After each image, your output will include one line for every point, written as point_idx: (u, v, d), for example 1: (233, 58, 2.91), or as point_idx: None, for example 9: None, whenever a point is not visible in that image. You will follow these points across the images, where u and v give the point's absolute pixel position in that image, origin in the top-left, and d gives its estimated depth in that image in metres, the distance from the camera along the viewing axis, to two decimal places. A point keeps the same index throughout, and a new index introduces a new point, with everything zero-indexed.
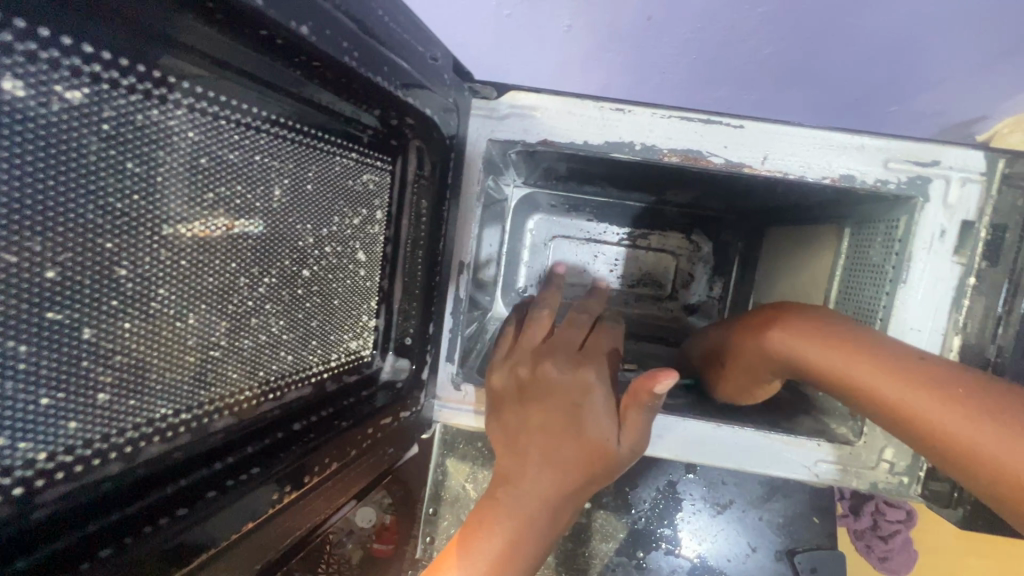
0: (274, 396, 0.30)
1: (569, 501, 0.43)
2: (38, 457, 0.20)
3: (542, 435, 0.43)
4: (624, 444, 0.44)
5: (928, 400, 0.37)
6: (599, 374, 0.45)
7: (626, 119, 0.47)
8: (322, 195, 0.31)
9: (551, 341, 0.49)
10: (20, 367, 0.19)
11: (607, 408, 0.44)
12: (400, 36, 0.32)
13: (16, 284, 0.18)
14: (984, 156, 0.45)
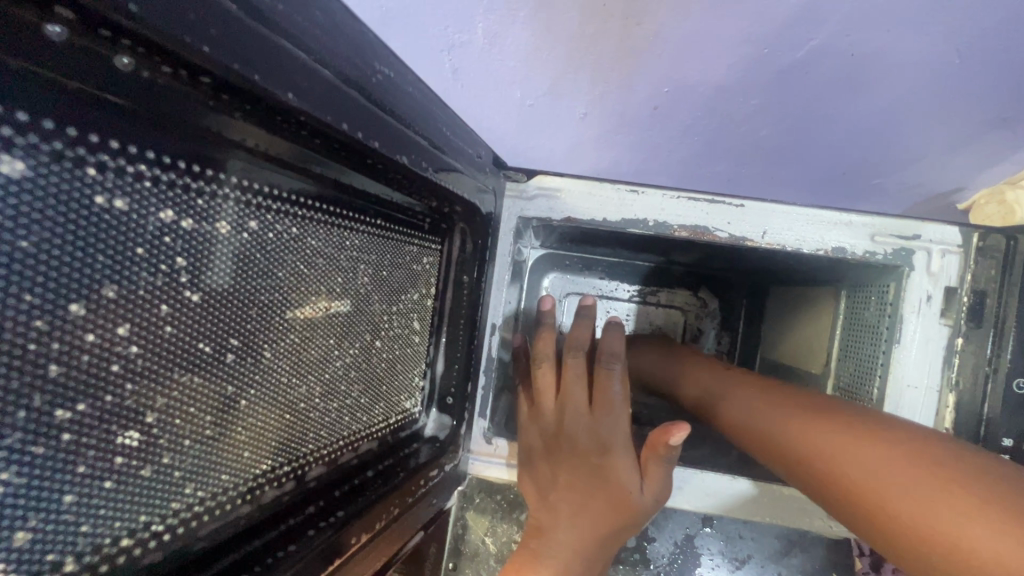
0: (352, 448, 0.35)
1: (602, 549, 0.46)
2: (200, 498, 0.24)
3: (574, 489, 0.46)
4: (647, 494, 0.47)
5: (900, 472, 0.34)
6: (616, 431, 0.47)
7: (640, 200, 0.53)
8: (393, 277, 0.37)
9: (561, 401, 0.49)
10: (199, 424, 0.24)
11: (628, 463, 0.46)
12: (454, 143, 0.39)
13: (204, 362, 0.23)
14: (960, 231, 0.51)
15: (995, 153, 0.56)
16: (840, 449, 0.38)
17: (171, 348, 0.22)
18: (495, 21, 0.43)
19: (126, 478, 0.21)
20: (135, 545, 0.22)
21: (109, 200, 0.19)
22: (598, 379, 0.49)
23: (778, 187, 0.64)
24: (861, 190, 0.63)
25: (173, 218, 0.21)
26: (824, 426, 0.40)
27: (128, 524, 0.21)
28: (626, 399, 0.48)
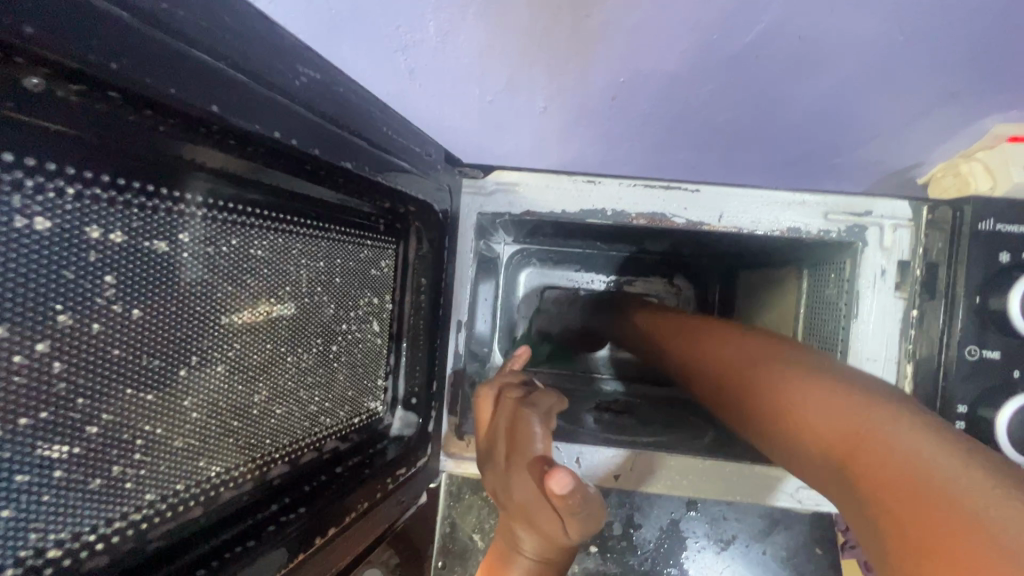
0: (315, 446, 0.34)
1: (554, 562, 0.45)
2: (150, 501, 0.24)
3: (514, 524, 0.45)
4: (576, 534, 0.42)
5: (857, 413, 0.30)
6: (525, 485, 0.42)
7: (597, 189, 0.53)
8: (345, 280, 0.37)
9: (488, 445, 0.46)
10: (143, 428, 0.24)
11: (546, 515, 0.42)
12: (399, 142, 0.38)
13: (143, 367, 0.23)
14: (909, 205, 0.52)
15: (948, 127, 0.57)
16: (800, 399, 0.34)
17: (111, 368, 0.22)
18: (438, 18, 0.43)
19: (69, 489, 0.21)
20: (68, 555, 0.21)
21: (31, 222, 0.18)
22: (515, 430, 0.43)
23: (740, 170, 0.63)
24: (820, 170, 0.64)
25: (103, 234, 0.21)
26: (793, 377, 0.36)
27: (67, 531, 0.21)
28: (546, 453, 0.42)
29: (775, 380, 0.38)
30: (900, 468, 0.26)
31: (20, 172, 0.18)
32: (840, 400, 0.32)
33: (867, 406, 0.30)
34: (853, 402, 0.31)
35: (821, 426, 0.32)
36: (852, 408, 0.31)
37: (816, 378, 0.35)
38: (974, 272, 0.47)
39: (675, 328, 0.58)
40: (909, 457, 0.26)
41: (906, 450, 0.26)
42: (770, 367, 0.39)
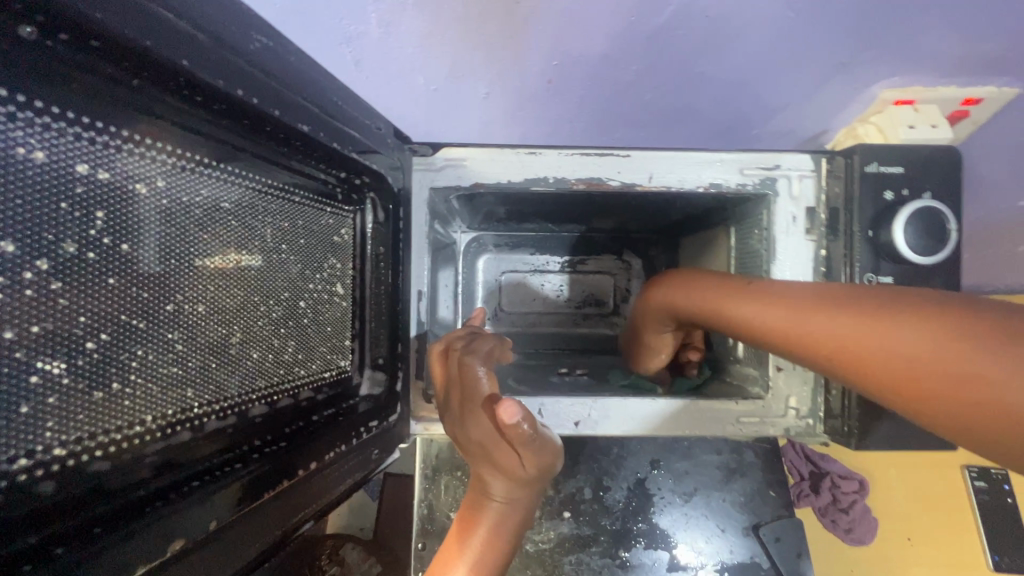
0: (291, 393, 0.37)
1: (522, 499, 0.53)
2: (145, 419, 0.26)
3: (482, 473, 0.52)
4: (530, 466, 0.50)
5: (938, 349, 0.36)
6: (481, 426, 0.48)
7: (539, 159, 0.58)
8: (307, 240, 0.40)
9: (444, 397, 0.51)
10: (133, 352, 0.26)
11: (503, 450, 0.49)
12: (350, 113, 0.42)
13: (130, 296, 0.26)
14: (810, 157, 0.58)
15: (818, 82, 0.69)
16: (878, 345, 0.40)
17: (101, 291, 0.24)
18: (382, 10, 0.56)
19: (70, 395, 0.23)
20: (71, 456, 0.23)
21: (28, 152, 0.21)
22: (465, 378, 0.49)
23: (652, 134, 0.79)
24: (721, 129, 0.78)
25: (89, 169, 0.24)
26: (873, 328, 0.41)
27: (75, 432, 0.23)
28: (493, 393, 0.49)
29: (848, 332, 0.42)
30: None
31: (13, 107, 0.20)
32: (927, 342, 0.37)
33: (955, 338, 0.35)
34: (931, 344, 0.36)
35: (908, 368, 0.38)
36: (937, 348, 0.36)
37: (905, 322, 0.39)
38: (867, 209, 0.54)
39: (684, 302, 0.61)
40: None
41: (1014, 385, 0.32)
42: (829, 320, 0.44)
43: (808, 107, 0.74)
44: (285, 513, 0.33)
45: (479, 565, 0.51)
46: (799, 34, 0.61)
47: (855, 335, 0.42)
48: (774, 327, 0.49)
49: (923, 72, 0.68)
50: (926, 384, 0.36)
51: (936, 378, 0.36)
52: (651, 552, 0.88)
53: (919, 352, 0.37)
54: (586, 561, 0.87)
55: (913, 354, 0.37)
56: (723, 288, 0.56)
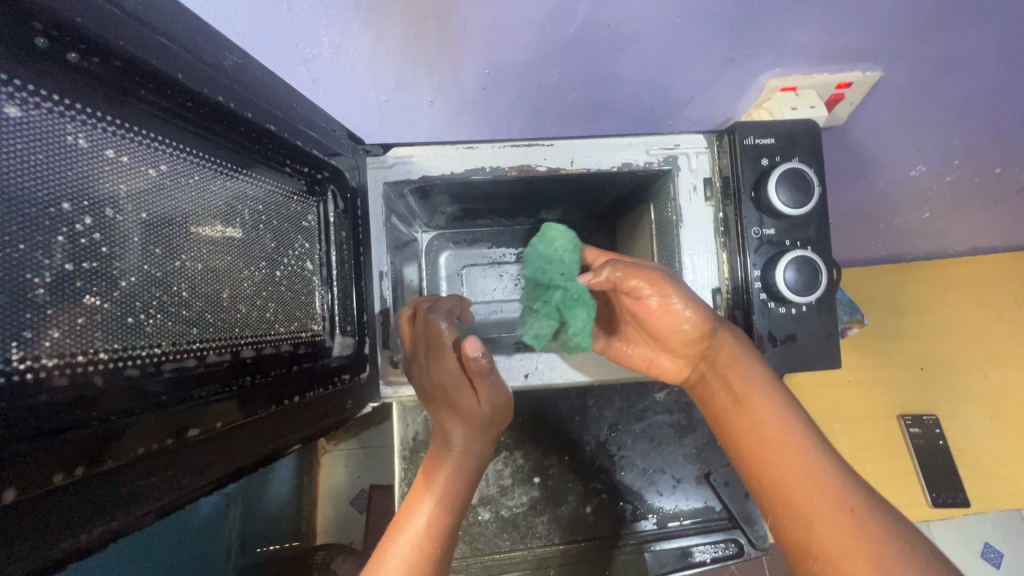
0: (273, 343, 0.46)
1: (480, 438, 0.64)
2: (158, 344, 0.36)
3: (444, 415, 0.63)
4: (485, 404, 0.62)
5: (819, 506, 0.56)
6: (444, 370, 0.61)
7: (476, 153, 0.68)
8: (281, 222, 0.49)
9: (414, 350, 0.63)
10: (147, 293, 0.36)
11: (462, 391, 0.62)
12: (307, 117, 0.51)
13: (141, 251, 0.35)
14: (703, 137, 0.70)
15: (710, 74, 0.82)
16: (768, 435, 0.63)
17: (123, 244, 0.34)
18: (333, 34, 0.67)
19: (104, 317, 0.33)
20: (107, 359, 0.32)
21: (75, 139, 0.31)
22: (430, 332, 0.62)
23: (581, 125, 0.90)
24: (641, 116, 0.90)
25: (116, 155, 0.33)
26: (772, 431, 0.63)
27: (107, 343, 0.33)
28: (453, 342, 0.62)
29: (767, 428, 0.63)
30: (845, 556, 0.53)
31: (61, 106, 0.30)
32: (794, 451, 0.60)
33: (803, 466, 0.59)
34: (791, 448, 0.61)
35: (824, 536, 0.55)
36: (791, 451, 0.61)
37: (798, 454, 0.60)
38: (749, 174, 0.66)
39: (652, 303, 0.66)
40: (843, 539, 0.54)
41: (839, 546, 0.54)
42: (765, 410, 0.64)
43: (709, 96, 0.87)
44: (263, 431, 0.42)
45: (443, 501, 0.61)
46: (686, 35, 0.73)
47: (766, 432, 0.63)
48: (721, 393, 0.67)
49: (795, 60, 0.82)
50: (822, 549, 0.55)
51: (809, 523, 0.56)
52: (613, 505, 0.97)
53: (813, 497, 0.57)
54: (556, 518, 0.96)
55: (833, 535, 0.55)
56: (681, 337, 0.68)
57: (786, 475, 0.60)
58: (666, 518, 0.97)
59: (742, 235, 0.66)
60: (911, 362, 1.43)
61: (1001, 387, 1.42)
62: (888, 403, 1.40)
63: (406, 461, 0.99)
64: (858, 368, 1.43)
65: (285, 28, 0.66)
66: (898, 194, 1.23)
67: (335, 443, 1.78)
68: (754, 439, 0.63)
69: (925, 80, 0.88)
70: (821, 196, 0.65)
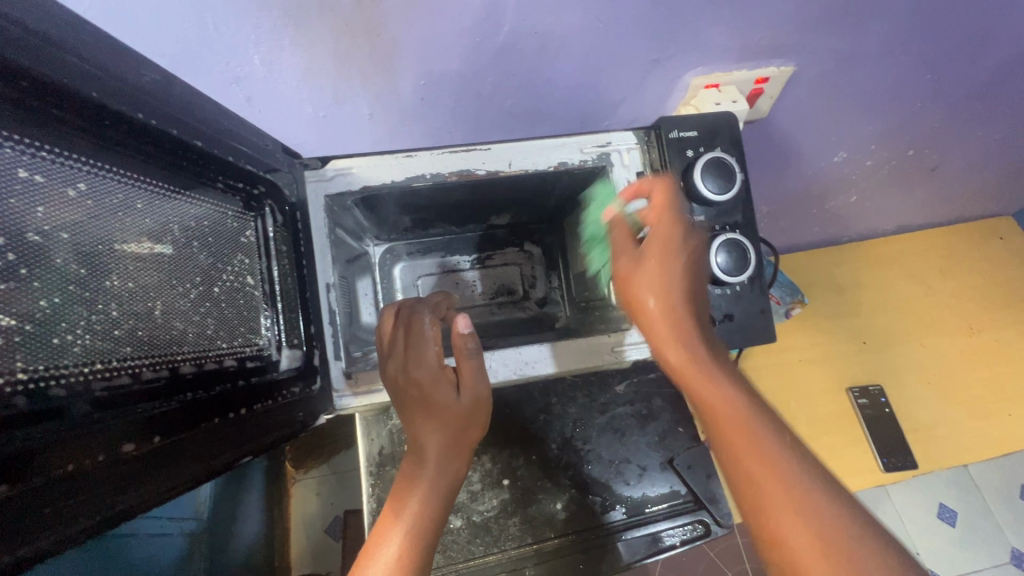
0: (214, 359, 0.46)
1: (456, 444, 0.65)
2: (89, 363, 0.36)
3: (419, 420, 0.64)
4: (463, 398, 0.65)
5: (795, 518, 0.53)
6: (422, 364, 0.64)
7: (416, 161, 0.69)
8: (217, 237, 0.49)
9: (393, 348, 0.66)
10: (75, 312, 0.36)
11: (440, 386, 0.64)
12: (237, 133, 0.52)
13: (66, 271, 0.35)
14: (632, 134, 0.73)
15: (636, 75, 0.87)
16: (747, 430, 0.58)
17: (46, 264, 0.34)
18: (263, 52, 0.68)
19: (32, 338, 0.33)
20: (36, 378, 0.32)
21: None
22: (414, 328, 0.66)
23: (520, 131, 0.93)
24: (577, 119, 0.94)
25: (29, 175, 0.33)
26: (744, 426, 0.59)
27: (35, 363, 0.33)
28: (433, 337, 0.66)
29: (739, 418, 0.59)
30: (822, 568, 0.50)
31: None
32: (770, 454, 0.57)
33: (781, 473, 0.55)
34: (764, 446, 0.57)
35: (794, 545, 0.52)
36: (768, 450, 0.57)
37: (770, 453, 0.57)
38: (677, 166, 0.70)
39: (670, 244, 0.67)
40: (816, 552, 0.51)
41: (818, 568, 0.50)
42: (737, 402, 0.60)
43: (639, 96, 0.92)
44: (200, 448, 0.43)
45: (414, 523, 0.62)
46: (610, 39, 0.78)
47: (734, 439, 0.58)
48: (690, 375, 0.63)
49: (714, 59, 0.88)
50: (802, 558, 0.51)
51: (786, 536, 0.53)
52: (585, 500, 0.98)
53: (786, 510, 0.53)
54: (528, 519, 0.96)
55: (807, 555, 0.51)
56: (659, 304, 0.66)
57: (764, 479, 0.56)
58: (637, 506, 0.99)
59: None
60: (853, 337, 1.52)
61: (937, 353, 1.52)
62: (837, 377, 1.48)
63: (373, 477, 0.99)
64: (806, 347, 1.50)
65: (213, 49, 0.66)
66: (825, 179, 1.31)
67: (306, 471, 1.74)
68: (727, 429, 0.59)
69: (834, 72, 0.95)
70: (742, 182, 0.70)
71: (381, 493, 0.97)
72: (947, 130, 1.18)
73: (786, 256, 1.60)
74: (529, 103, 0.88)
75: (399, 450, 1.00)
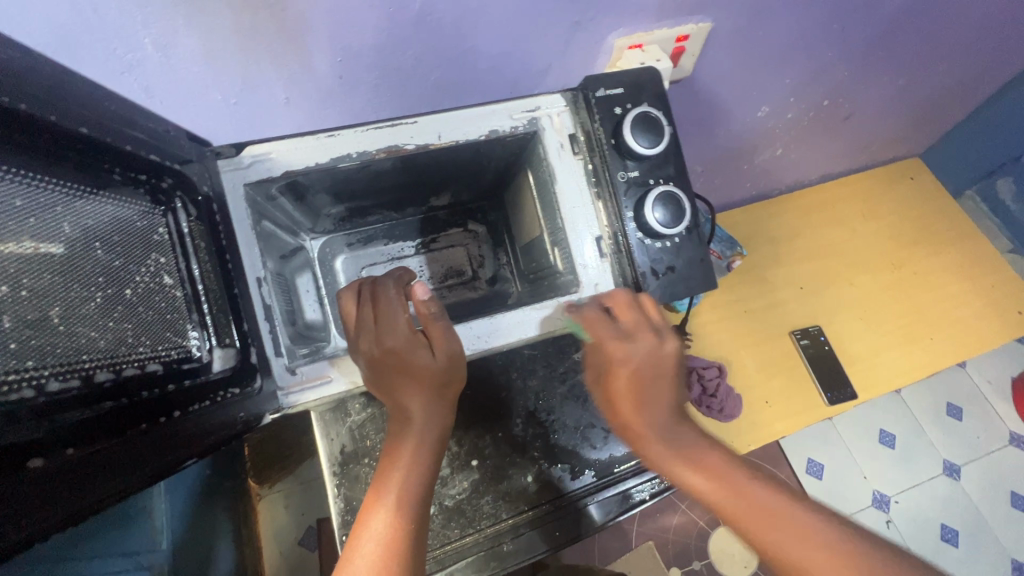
0: (133, 364, 0.43)
1: (440, 402, 0.66)
2: None
3: (399, 385, 0.63)
4: (439, 356, 0.65)
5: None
6: (395, 331, 0.64)
7: (339, 140, 0.66)
8: (121, 234, 0.45)
9: (361, 323, 0.65)
10: None
11: (415, 349, 0.64)
12: (133, 118, 0.46)
13: None
14: (560, 96, 0.73)
15: (561, 40, 0.86)
16: (776, 515, 0.58)
17: None
18: (155, 35, 0.62)
19: None
20: None
21: None
22: (380, 300, 0.65)
23: (448, 106, 0.91)
24: (506, 89, 0.92)
25: None
26: (783, 525, 0.57)
27: None
28: (401, 305, 0.66)
29: (770, 520, 0.58)
30: None
31: None
32: (811, 553, 0.54)
33: (841, 556, 0.53)
34: (808, 546, 0.55)
35: None
36: (816, 546, 0.55)
37: (810, 530, 0.56)
38: (608, 124, 0.70)
39: (647, 368, 0.67)
40: None
41: None
42: (772, 513, 0.58)
43: (566, 61, 0.92)
44: (125, 455, 0.40)
45: (411, 477, 0.62)
46: (530, 2, 0.76)
47: (791, 555, 0.55)
48: (718, 498, 0.61)
49: (634, 18, 0.88)
50: None
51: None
52: (554, 468, 0.99)
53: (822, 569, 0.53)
54: (500, 496, 0.96)
55: None
56: (666, 424, 0.67)
57: (793, 559, 0.55)
58: (605, 468, 1.00)
59: (611, 183, 0.71)
60: (792, 284, 1.60)
61: (866, 291, 1.62)
62: (780, 323, 1.56)
63: (338, 477, 0.95)
64: (750, 298, 1.57)
65: (97, 35, 0.60)
66: (751, 135, 1.36)
67: (271, 486, 1.67)
68: (736, 506, 0.60)
69: (749, 26, 0.99)
70: (671, 136, 0.71)
71: (347, 491, 0.95)
72: (857, 77, 1.25)
73: (723, 213, 1.66)
74: (455, 75, 0.86)
75: (361, 445, 0.97)
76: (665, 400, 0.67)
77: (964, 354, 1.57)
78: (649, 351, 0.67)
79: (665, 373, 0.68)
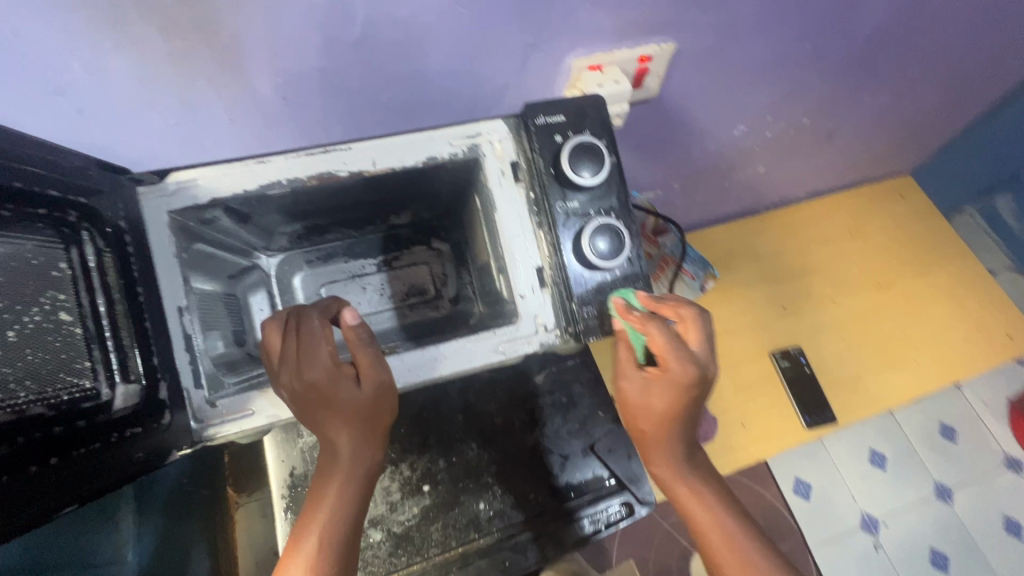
0: (8, 409, 0.43)
1: (369, 435, 0.64)
2: None
3: (324, 420, 0.61)
4: (365, 390, 0.62)
5: None
6: (316, 365, 0.60)
7: (268, 166, 0.65)
8: (9, 276, 0.44)
9: (284, 353, 0.61)
10: None
11: (339, 382, 0.61)
12: (29, 152, 0.45)
13: None
14: (502, 122, 0.71)
15: (516, 61, 0.85)
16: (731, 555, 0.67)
17: None
18: (83, 59, 0.62)
19: None
20: None
21: None
22: (304, 330, 0.62)
23: (403, 126, 0.90)
24: (463, 110, 0.91)
25: None
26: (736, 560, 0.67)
27: None
28: (326, 335, 0.62)
29: (732, 558, 0.67)
30: None
31: None
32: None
33: None
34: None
35: None
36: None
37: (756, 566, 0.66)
38: (549, 152, 0.69)
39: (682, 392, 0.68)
40: None
41: None
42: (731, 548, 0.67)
43: (524, 82, 0.90)
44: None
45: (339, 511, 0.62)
46: (478, 25, 0.75)
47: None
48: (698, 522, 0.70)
49: (592, 40, 0.86)
50: None
51: None
52: (509, 494, 0.97)
53: None
54: (451, 523, 0.94)
55: None
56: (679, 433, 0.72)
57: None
58: (562, 494, 0.98)
59: (551, 212, 0.69)
60: (774, 303, 1.57)
61: (851, 311, 1.59)
62: (761, 343, 1.52)
63: (286, 501, 0.94)
64: (730, 317, 1.54)
65: (22, 58, 0.60)
66: (729, 154, 1.34)
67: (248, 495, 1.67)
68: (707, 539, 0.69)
69: (717, 48, 0.97)
70: (612, 165, 0.70)
71: (295, 516, 0.93)
72: (836, 97, 1.23)
73: (704, 231, 1.64)
74: (408, 96, 0.84)
75: (311, 468, 0.96)
76: (667, 424, 0.70)
77: (952, 376, 1.54)
78: (675, 379, 0.67)
79: (679, 392, 0.67)
